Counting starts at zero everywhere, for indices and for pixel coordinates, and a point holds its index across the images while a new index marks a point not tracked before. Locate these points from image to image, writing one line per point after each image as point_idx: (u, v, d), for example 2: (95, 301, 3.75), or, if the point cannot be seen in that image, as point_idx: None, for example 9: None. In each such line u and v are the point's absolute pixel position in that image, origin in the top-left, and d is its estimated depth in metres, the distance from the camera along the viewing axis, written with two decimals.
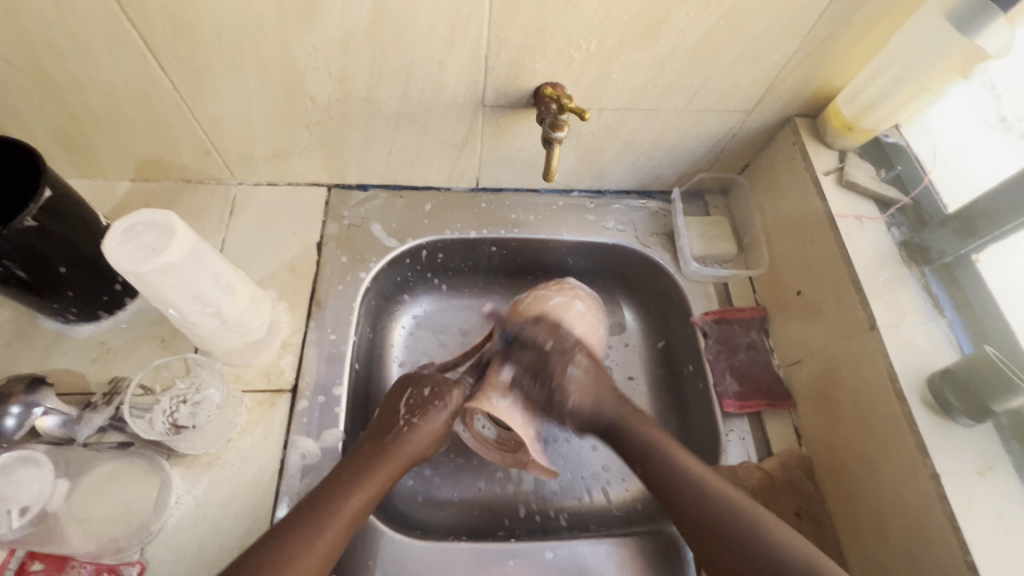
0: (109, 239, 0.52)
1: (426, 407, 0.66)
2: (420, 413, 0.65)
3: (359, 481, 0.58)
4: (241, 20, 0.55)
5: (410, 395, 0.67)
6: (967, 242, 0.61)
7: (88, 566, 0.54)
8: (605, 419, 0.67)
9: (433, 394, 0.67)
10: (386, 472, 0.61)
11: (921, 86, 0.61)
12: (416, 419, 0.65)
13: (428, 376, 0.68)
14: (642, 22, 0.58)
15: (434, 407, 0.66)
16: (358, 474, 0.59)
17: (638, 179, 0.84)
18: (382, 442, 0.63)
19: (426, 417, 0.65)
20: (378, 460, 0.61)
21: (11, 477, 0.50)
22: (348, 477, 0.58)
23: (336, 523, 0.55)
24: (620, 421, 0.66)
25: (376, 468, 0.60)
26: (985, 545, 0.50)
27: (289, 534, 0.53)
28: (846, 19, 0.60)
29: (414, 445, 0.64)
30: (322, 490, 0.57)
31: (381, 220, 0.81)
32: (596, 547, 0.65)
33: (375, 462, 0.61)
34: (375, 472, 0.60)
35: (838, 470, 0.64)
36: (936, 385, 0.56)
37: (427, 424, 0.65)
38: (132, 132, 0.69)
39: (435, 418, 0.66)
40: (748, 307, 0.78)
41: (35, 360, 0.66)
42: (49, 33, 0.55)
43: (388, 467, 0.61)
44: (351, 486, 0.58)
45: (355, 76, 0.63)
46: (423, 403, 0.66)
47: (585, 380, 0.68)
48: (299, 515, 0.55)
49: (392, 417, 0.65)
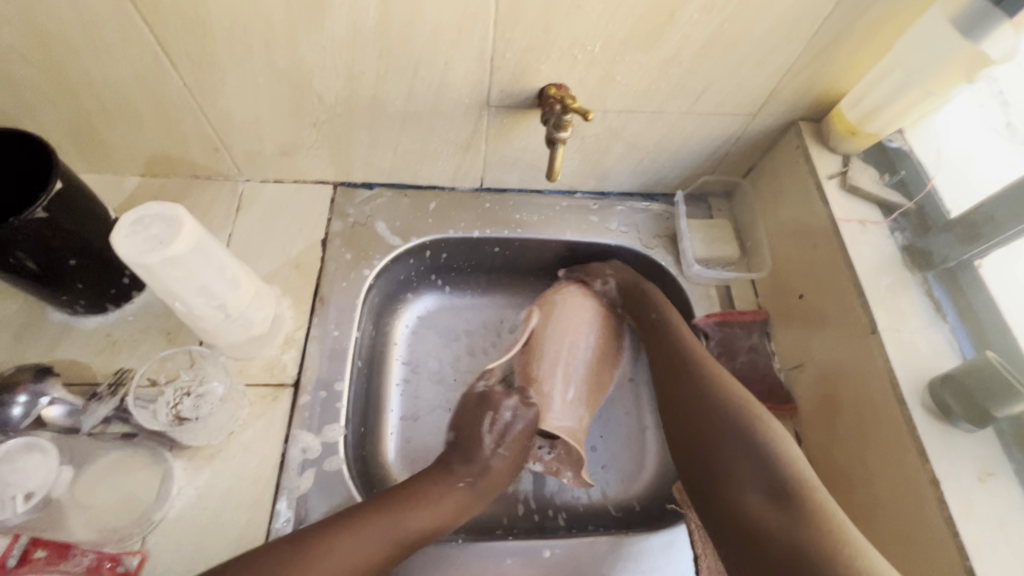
0: (117, 231, 0.53)
1: (517, 441, 0.69)
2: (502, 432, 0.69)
3: (429, 501, 0.62)
4: (252, 19, 0.56)
5: (499, 413, 0.70)
6: (970, 247, 0.60)
7: (90, 554, 0.55)
8: (644, 295, 0.78)
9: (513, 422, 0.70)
10: (458, 515, 0.63)
11: (926, 90, 0.62)
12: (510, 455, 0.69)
13: (508, 402, 0.70)
14: (646, 24, 0.59)
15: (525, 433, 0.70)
16: (439, 495, 0.63)
17: (642, 181, 0.85)
18: (472, 474, 0.66)
19: (519, 449, 0.70)
20: (458, 497, 0.64)
21: (15, 464, 0.51)
22: (420, 501, 0.61)
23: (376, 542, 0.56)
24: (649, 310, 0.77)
25: (452, 502, 0.63)
26: (984, 552, 0.49)
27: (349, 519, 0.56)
28: (850, 23, 0.60)
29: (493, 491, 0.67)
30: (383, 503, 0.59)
31: (385, 219, 0.81)
32: (596, 547, 0.65)
33: (454, 495, 0.64)
34: (446, 500, 0.63)
35: (837, 475, 0.64)
36: (937, 391, 0.56)
37: (518, 456, 0.70)
38: (142, 127, 0.70)
39: (517, 448, 0.70)
40: (750, 310, 0.78)
41: (43, 349, 0.67)
42: (65, 30, 0.57)
43: (457, 512, 0.64)
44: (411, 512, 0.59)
45: (361, 75, 0.64)
46: (506, 433, 0.69)
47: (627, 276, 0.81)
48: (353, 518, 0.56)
49: (491, 447, 0.68)
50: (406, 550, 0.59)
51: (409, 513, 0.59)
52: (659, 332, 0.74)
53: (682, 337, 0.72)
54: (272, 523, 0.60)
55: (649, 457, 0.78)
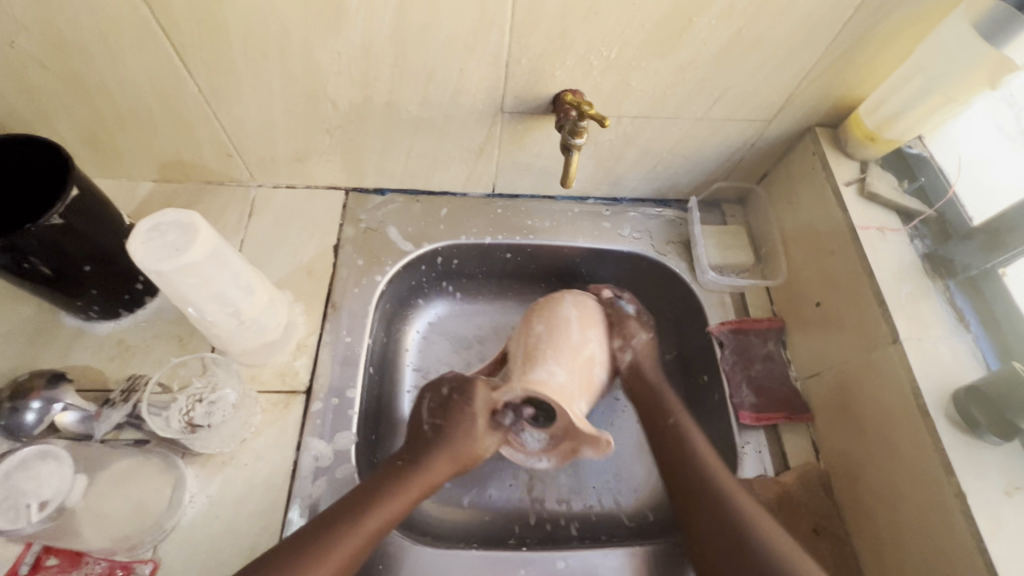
0: (134, 237, 0.53)
1: (457, 410, 0.64)
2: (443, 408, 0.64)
3: (363, 489, 0.57)
4: (267, 25, 0.56)
5: (438, 390, 0.66)
6: (993, 257, 0.60)
7: (102, 562, 0.54)
8: (649, 381, 0.72)
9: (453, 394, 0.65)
10: (418, 490, 0.59)
11: (948, 96, 0.61)
12: (454, 423, 0.64)
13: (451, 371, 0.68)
14: (663, 30, 0.58)
15: (468, 404, 0.65)
16: (379, 479, 0.58)
17: (655, 187, 0.84)
18: (410, 453, 0.62)
19: (464, 423, 0.64)
20: (413, 471, 0.60)
21: (30, 471, 0.50)
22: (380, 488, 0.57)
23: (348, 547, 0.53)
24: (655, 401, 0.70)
25: (403, 481, 0.59)
26: (1014, 569, 0.48)
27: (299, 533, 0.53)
28: (870, 28, 0.59)
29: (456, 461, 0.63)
30: (354, 504, 0.55)
31: (396, 224, 0.81)
32: (610, 558, 0.64)
33: (404, 474, 0.59)
34: (385, 482, 0.58)
35: (858, 488, 0.63)
36: (962, 401, 0.55)
37: (470, 429, 0.64)
38: (157, 133, 0.70)
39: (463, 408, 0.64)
40: (765, 318, 0.77)
41: (57, 355, 0.67)
42: (83, 37, 0.57)
43: (418, 487, 0.59)
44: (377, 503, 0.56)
45: (376, 81, 0.64)
46: (446, 404, 0.65)
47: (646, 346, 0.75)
48: (319, 528, 0.53)
49: (438, 420, 0.64)
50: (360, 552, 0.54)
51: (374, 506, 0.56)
52: (672, 443, 0.65)
53: (695, 450, 0.63)
54: (284, 532, 0.60)
55: None
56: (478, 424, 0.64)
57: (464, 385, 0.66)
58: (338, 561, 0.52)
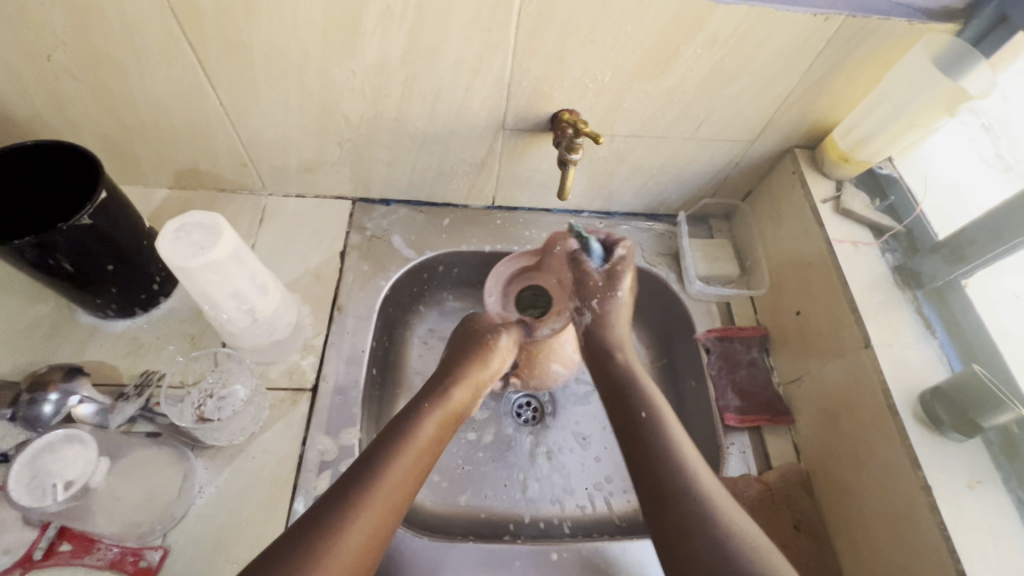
0: (162, 237, 0.57)
1: (463, 337, 0.74)
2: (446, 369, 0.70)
3: (375, 455, 0.56)
4: (289, 44, 0.61)
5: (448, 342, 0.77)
6: (956, 268, 0.65)
7: (114, 548, 0.57)
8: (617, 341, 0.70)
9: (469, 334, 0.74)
10: (438, 412, 0.63)
11: (911, 123, 0.67)
12: (462, 347, 0.72)
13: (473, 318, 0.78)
14: (653, 56, 0.63)
15: (471, 328, 0.75)
16: (388, 441, 0.58)
17: (646, 202, 0.89)
18: (412, 409, 0.63)
19: (479, 339, 0.72)
20: (430, 398, 0.65)
21: (57, 453, 0.52)
22: (401, 423, 0.60)
23: (393, 486, 0.54)
24: (634, 386, 0.63)
25: (409, 439, 0.59)
26: (974, 555, 0.52)
27: (319, 514, 0.50)
28: (842, 60, 0.65)
29: (468, 384, 0.68)
30: (384, 445, 0.57)
31: (401, 233, 0.85)
32: (601, 551, 0.67)
33: (407, 432, 0.59)
34: (396, 442, 0.58)
35: (835, 486, 0.66)
36: (928, 402, 0.59)
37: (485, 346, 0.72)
38: (177, 142, 0.75)
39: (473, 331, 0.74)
40: (749, 326, 0.82)
41: (73, 351, 0.69)
42: (116, 52, 0.61)
43: (439, 413, 0.63)
44: (406, 437, 0.58)
45: (386, 98, 0.68)
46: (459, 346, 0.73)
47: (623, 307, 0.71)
48: (355, 476, 0.54)
49: (446, 360, 0.72)
50: (384, 521, 0.53)
51: (402, 439, 0.58)
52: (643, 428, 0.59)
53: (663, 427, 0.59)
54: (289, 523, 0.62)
55: None
56: (485, 336, 0.73)
57: (470, 318, 0.77)
58: (379, 509, 0.52)
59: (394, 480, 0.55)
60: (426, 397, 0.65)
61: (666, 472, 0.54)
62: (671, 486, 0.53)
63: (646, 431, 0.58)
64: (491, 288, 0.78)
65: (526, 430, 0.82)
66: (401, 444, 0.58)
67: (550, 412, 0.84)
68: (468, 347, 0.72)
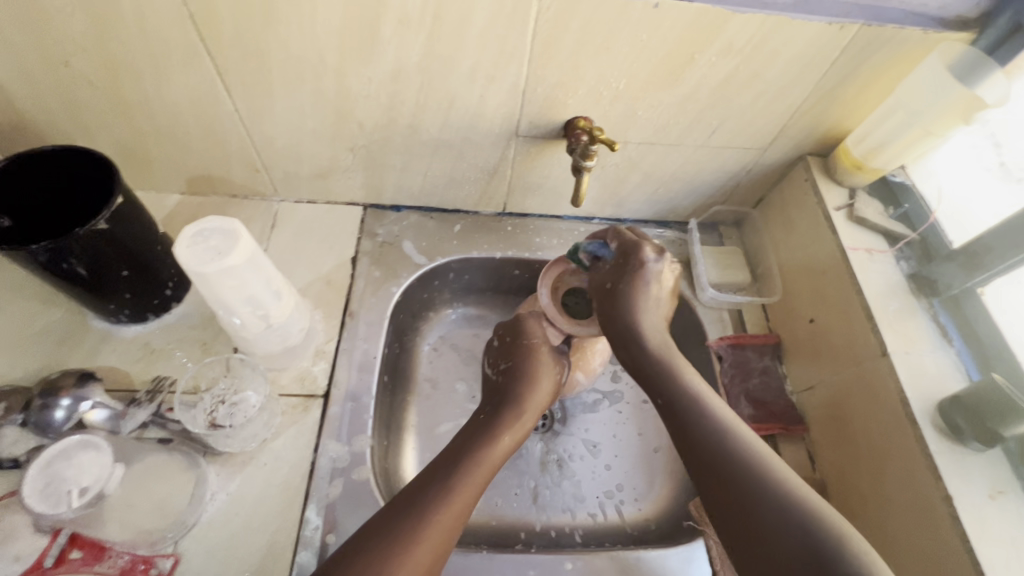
0: (179, 242, 0.57)
1: (514, 347, 0.70)
2: (512, 384, 0.67)
3: (458, 470, 0.57)
4: (306, 51, 0.61)
5: (494, 346, 0.74)
6: (973, 276, 0.64)
7: (125, 556, 0.55)
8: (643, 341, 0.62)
9: (512, 341, 0.71)
10: (514, 438, 0.63)
11: (927, 130, 0.67)
12: (517, 361, 0.69)
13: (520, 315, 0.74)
14: (668, 64, 0.64)
15: (521, 334, 0.71)
16: (467, 458, 0.59)
17: (657, 209, 0.89)
18: (482, 430, 0.62)
19: (525, 347, 0.69)
20: (499, 421, 0.64)
21: (71, 460, 0.52)
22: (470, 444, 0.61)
23: (457, 509, 0.54)
24: (666, 381, 0.59)
25: (482, 458, 0.59)
26: (1000, 567, 0.51)
27: (398, 523, 0.52)
28: (856, 68, 0.65)
29: (535, 407, 0.66)
30: (456, 460, 0.58)
31: (412, 239, 0.85)
32: (616, 561, 0.66)
33: (483, 451, 0.60)
34: (484, 458, 0.59)
35: (851, 496, 0.66)
36: (946, 410, 0.59)
37: (537, 363, 0.68)
38: (190, 148, 0.75)
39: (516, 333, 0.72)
40: (761, 334, 0.81)
41: (84, 357, 0.69)
42: (132, 58, 0.61)
43: (514, 436, 0.63)
44: (475, 459, 0.59)
45: (401, 105, 0.69)
46: (506, 349, 0.71)
47: (645, 307, 0.63)
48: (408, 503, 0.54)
49: (506, 369, 0.69)
50: (455, 537, 0.54)
51: (475, 460, 0.59)
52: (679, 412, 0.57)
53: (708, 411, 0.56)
54: (301, 531, 0.61)
55: (661, 477, 0.80)
56: (543, 349, 0.69)
57: (515, 324, 0.72)
58: (452, 521, 0.54)
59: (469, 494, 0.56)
60: (495, 419, 0.64)
61: (722, 459, 0.52)
62: (734, 476, 0.51)
63: (686, 419, 0.56)
64: (542, 282, 0.70)
65: (536, 438, 0.82)
66: (471, 466, 0.58)
67: (561, 419, 0.84)
68: (527, 359, 0.68)
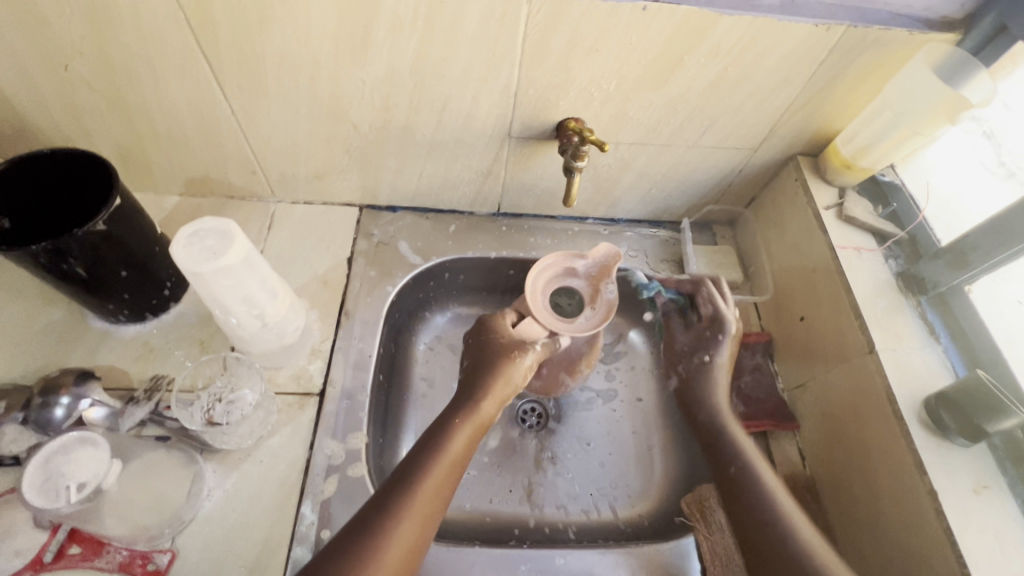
0: (175, 243, 0.58)
1: (475, 346, 0.71)
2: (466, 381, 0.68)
3: (423, 461, 0.59)
4: (301, 55, 0.62)
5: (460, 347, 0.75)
6: (959, 274, 0.65)
7: (123, 551, 0.58)
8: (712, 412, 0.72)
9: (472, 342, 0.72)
10: (469, 426, 0.64)
11: (913, 131, 0.68)
12: (476, 358, 0.70)
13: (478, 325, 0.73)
14: (657, 65, 0.64)
15: (485, 331, 0.71)
16: (428, 450, 0.60)
17: (650, 209, 0.90)
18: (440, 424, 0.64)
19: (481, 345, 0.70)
20: (458, 413, 0.65)
21: (70, 455, 0.53)
22: (433, 437, 0.62)
23: (424, 501, 0.56)
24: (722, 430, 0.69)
25: (441, 450, 0.60)
26: (982, 561, 0.52)
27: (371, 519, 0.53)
28: (843, 69, 0.66)
29: (494, 398, 0.66)
30: (417, 454, 0.60)
31: (407, 239, 0.86)
32: (609, 557, 0.67)
33: (439, 445, 0.61)
34: (441, 450, 0.60)
35: (841, 492, 0.66)
36: (932, 406, 0.59)
37: (493, 355, 0.69)
38: (189, 151, 0.76)
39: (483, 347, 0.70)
40: (754, 332, 0.82)
41: (84, 355, 0.70)
42: (131, 62, 0.62)
43: (470, 424, 0.64)
44: (434, 452, 0.60)
45: (395, 107, 0.70)
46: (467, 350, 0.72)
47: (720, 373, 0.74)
48: (374, 508, 0.54)
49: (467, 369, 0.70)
50: (429, 529, 0.55)
51: (435, 451, 0.60)
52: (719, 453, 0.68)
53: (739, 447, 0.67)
54: (297, 526, 0.62)
55: (654, 474, 0.81)
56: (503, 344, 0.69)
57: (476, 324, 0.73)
58: (422, 511, 0.55)
59: (434, 483, 0.57)
60: (452, 412, 0.65)
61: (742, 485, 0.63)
62: (746, 497, 0.62)
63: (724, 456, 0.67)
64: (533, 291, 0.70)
65: (530, 436, 0.82)
66: (432, 456, 0.59)
67: (555, 417, 0.85)
68: (486, 356, 0.69)
